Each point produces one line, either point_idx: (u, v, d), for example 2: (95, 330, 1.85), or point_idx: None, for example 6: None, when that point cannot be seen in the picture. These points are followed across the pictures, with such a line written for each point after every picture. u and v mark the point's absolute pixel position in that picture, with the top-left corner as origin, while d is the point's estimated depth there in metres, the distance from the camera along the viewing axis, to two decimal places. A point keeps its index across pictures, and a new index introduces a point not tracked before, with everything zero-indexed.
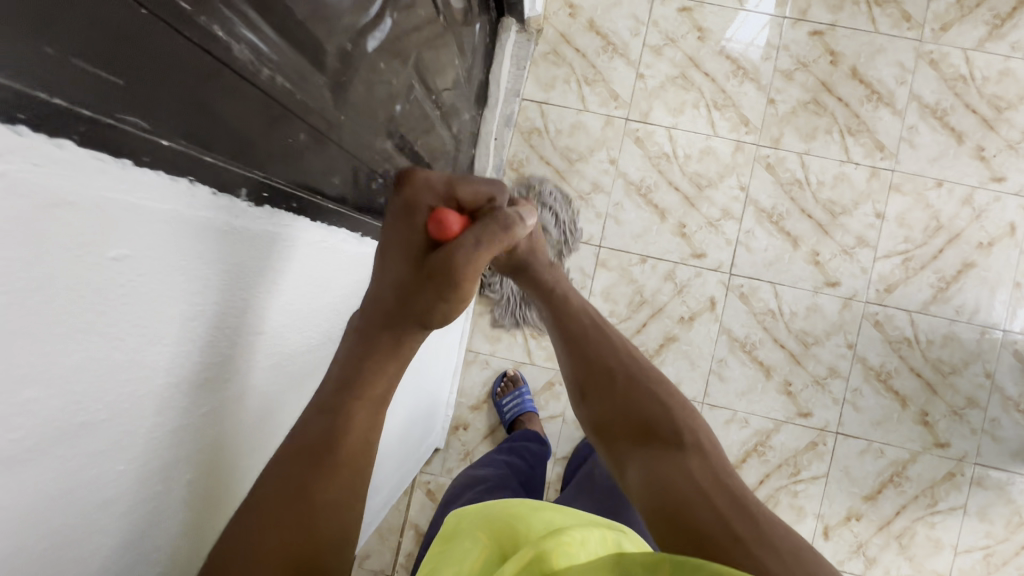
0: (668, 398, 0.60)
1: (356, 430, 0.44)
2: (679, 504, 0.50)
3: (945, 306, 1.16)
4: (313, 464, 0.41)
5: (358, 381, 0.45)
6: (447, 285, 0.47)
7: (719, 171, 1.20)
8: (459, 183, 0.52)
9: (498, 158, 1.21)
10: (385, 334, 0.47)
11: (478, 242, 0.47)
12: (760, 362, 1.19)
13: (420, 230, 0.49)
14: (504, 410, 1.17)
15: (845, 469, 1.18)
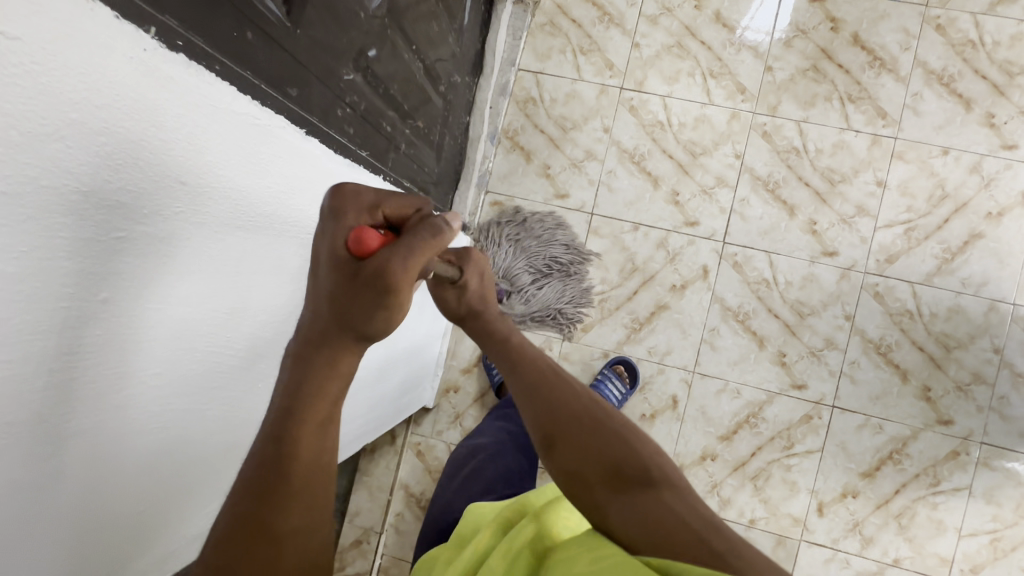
0: (635, 433, 0.60)
1: (306, 456, 0.43)
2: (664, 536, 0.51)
3: (950, 278, 1.12)
4: (269, 502, 0.42)
5: (305, 409, 0.43)
6: (381, 298, 0.43)
7: (714, 139, 1.19)
8: (390, 195, 0.46)
9: (493, 126, 1.23)
10: (322, 356, 0.44)
11: (413, 249, 0.43)
12: (753, 332, 1.17)
13: (340, 242, 0.43)
14: (493, 371, 1.20)
15: (841, 444, 1.14)
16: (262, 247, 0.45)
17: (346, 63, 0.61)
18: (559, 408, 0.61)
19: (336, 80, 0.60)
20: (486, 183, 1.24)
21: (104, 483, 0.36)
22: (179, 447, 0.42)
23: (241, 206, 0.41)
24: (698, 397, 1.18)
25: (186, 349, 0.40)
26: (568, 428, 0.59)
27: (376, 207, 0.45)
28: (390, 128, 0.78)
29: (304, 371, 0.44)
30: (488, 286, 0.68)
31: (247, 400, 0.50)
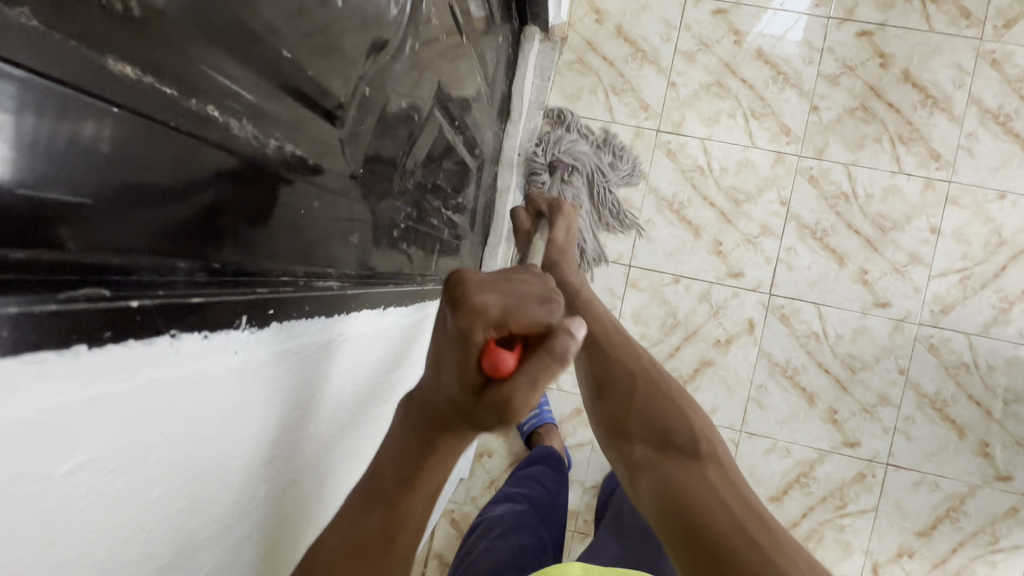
0: (696, 416, 0.61)
1: (409, 525, 0.40)
2: (697, 504, 0.50)
3: (1008, 328, 1.07)
4: (368, 556, 0.38)
5: (419, 481, 0.39)
6: (500, 420, 0.35)
7: (758, 185, 1.12)
8: (518, 310, 0.35)
9: (521, 174, 1.15)
10: (445, 431, 0.38)
11: (535, 385, 0.34)
12: (803, 388, 1.11)
13: (464, 364, 0.35)
14: (522, 421, 1.13)
15: (897, 503, 1.10)
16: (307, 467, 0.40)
17: (397, 171, 0.54)
18: (613, 371, 0.67)
19: (387, 193, 0.52)
20: None
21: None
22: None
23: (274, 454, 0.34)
24: (746, 457, 1.13)
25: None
26: (621, 390, 0.65)
27: (502, 320, 0.35)
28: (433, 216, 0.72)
29: (425, 450, 0.39)
30: (570, 241, 0.89)
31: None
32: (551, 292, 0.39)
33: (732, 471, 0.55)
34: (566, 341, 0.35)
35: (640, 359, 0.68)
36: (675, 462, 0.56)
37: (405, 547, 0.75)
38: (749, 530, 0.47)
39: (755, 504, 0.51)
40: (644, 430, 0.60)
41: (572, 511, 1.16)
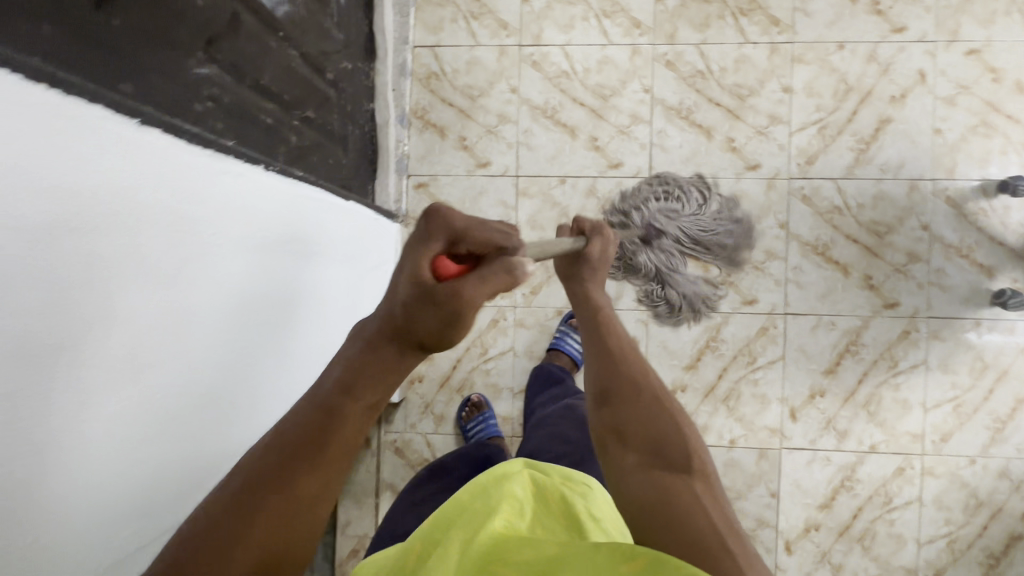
0: (691, 431, 0.60)
1: (351, 428, 0.47)
2: (679, 522, 0.51)
3: (869, 167, 1.15)
4: (304, 459, 0.45)
5: (358, 390, 0.48)
6: (448, 315, 0.46)
7: (621, 78, 1.19)
8: (478, 228, 0.47)
9: (400, 108, 1.20)
10: (391, 348, 0.49)
11: (480, 287, 0.44)
12: (696, 259, 1.18)
13: (421, 263, 0.46)
14: (471, 435, 1.17)
15: (801, 348, 1.16)
16: (206, 265, 0.53)
17: (193, 54, 0.58)
18: (624, 378, 0.63)
19: (184, 73, 0.57)
20: (406, 167, 1.21)
21: (100, 481, 0.46)
22: (168, 440, 0.53)
23: (163, 235, 0.47)
24: (657, 334, 1.19)
25: (146, 369, 0.48)
26: (626, 398, 0.61)
27: (460, 238, 0.47)
28: (270, 120, 0.74)
29: (369, 360, 0.48)
30: (605, 259, 0.73)
31: (212, 407, 0.58)
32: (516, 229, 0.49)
33: (715, 488, 0.56)
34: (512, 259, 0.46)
35: (642, 357, 0.65)
36: (667, 475, 0.55)
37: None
38: (728, 551, 0.49)
39: (731, 522, 0.54)
40: (642, 439, 0.58)
41: (506, 417, 1.21)
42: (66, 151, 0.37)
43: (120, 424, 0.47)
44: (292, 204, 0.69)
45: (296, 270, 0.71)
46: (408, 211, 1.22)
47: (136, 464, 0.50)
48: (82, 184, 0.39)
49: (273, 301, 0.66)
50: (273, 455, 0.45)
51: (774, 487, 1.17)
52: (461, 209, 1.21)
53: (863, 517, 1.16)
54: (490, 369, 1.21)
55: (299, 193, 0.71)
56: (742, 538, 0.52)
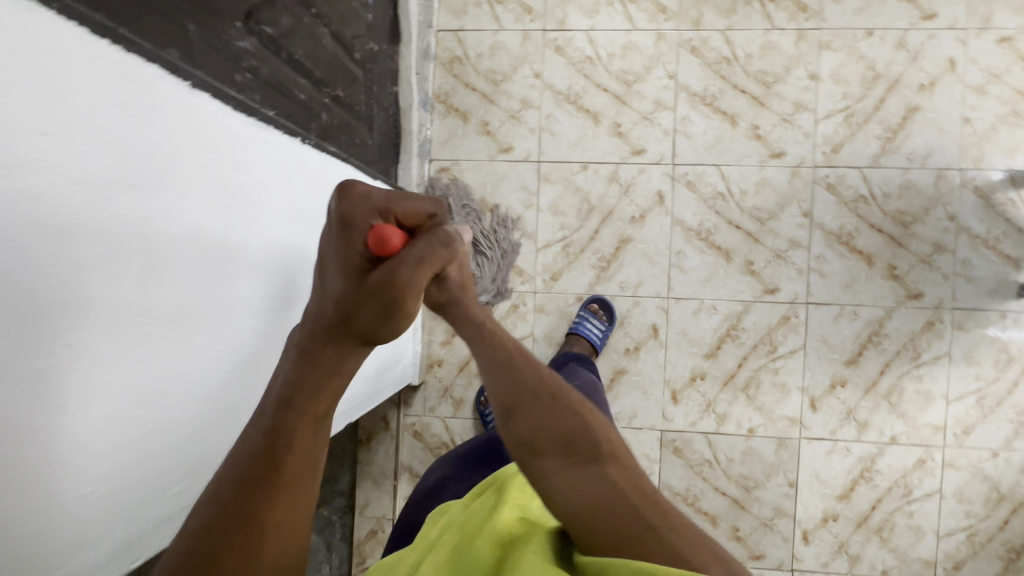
0: (593, 414, 0.56)
1: (304, 448, 0.44)
2: (610, 515, 0.50)
3: (895, 156, 1.14)
4: (267, 490, 0.42)
5: (306, 399, 0.44)
6: (387, 304, 0.45)
7: (645, 64, 1.18)
8: (403, 199, 0.46)
9: (423, 92, 1.20)
10: (328, 349, 0.46)
11: (418, 266, 0.44)
12: (718, 247, 1.17)
13: (352, 245, 0.45)
14: (489, 420, 1.18)
15: (822, 338, 1.16)
16: (245, 232, 0.53)
17: (233, 23, 0.58)
18: (520, 382, 0.54)
19: (225, 45, 0.57)
20: (429, 151, 1.22)
21: (165, 450, 0.46)
22: (223, 411, 0.52)
23: (210, 199, 0.47)
24: (677, 322, 1.18)
25: (197, 333, 0.48)
26: (530, 402, 0.53)
27: (386, 212, 0.45)
28: (304, 95, 0.75)
29: (311, 366, 0.45)
30: None
31: (246, 393, 0.56)
32: (435, 197, 0.48)
33: (630, 465, 0.55)
34: (446, 233, 0.46)
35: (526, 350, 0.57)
36: (586, 468, 0.52)
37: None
38: (654, 529, 0.50)
39: (649, 490, 0.54)
40: (553, 441, 0.52)
41: None
42: (125, 104, 0.38)
43: (178, 389, 0.46)
44: (324, 181, 0.69)
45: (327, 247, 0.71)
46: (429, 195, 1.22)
47: (196, 433, 0.49)
48: (138, 138, 0.39)
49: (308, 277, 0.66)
50: (228, 489, 0.42)
51: (792, 477, 1.17)
52: (482, 193, 1.21)
53: (882, 508, 1.16)
54: None
55: (331, 168, 0.71)
56: (664, 504, 0.53)
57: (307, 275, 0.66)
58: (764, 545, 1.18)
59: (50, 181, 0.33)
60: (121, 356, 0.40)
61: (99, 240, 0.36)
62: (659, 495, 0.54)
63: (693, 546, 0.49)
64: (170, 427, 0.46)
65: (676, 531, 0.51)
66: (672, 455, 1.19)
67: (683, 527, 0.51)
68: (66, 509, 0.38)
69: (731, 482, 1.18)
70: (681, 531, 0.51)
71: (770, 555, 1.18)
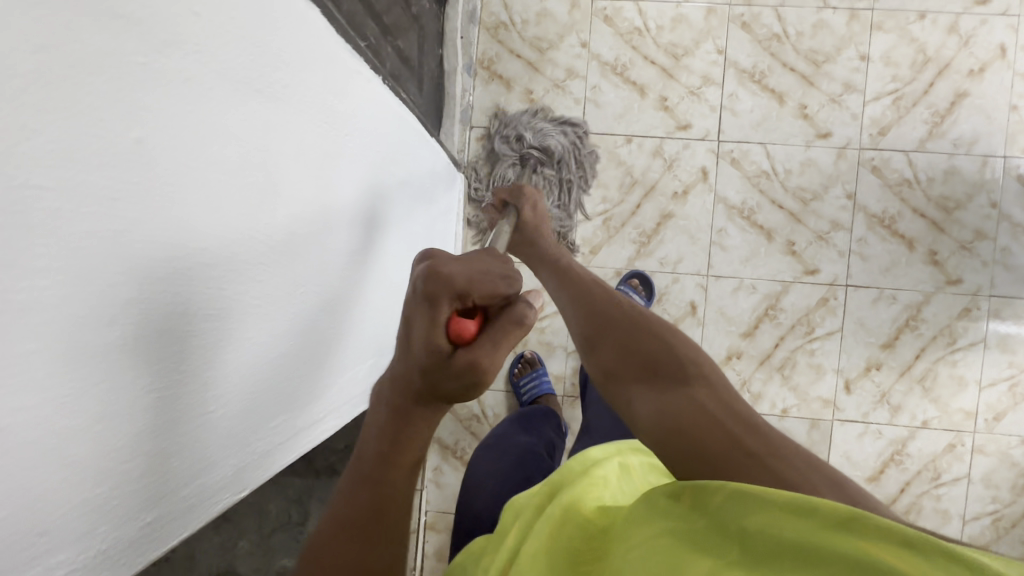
0: (673, 339, 0.63)
1: (403, 492, 0.47)
2: (697, 436, 0.53)
3: (941, 141, 1.14)
4: (371, 538, 0.45)
5: (403, 451, 0.46)
6: (469, 380, 0.43)
7: (694, 38, 1.17)
8: (479, 283, 0.43)
9: (467, 56, 1.18)
10: (419, 410, 0.46)
11: (498, 345, 0.43)
12: (760, 226, 1.17)
13: (432, 331, 0.42)
14: (523, 391, 1.17)
15: (859, 321, 1.16)
16: (343, 166, 0.51)
17: None
18: (597, 316, 0.67)
19: None
20: (470, 118, 1.20)
21: (265, 381, 0.45)
22: (309, 351, 0.51)
23: (319, 123, 0.45)
24: (715, 300, 1.18)
25: (300, 260, 0.46)
26: (606, 335, 0.65)
27: (465, 294, 0.43)
28: (373, 38, 0.72)
29: (403, 422, 0.46)
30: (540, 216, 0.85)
31: (326, 342, 0.55)
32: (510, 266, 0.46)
33: (717, 382, 0.60)
34: (518, 311, 0.44)
35: (606, 292, 0.70)
36: (669, 391, 0.58)
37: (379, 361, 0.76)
38: (756, 454, 0.50)
39: (745, 416, 0.55)
40: (632, 367, 0.62)
41: (558, 376, 1.21)
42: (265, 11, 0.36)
43: (281, 321, 0.45)
44: (400, 126, 0.68)
45: (397, 196, 0.70)
46: (470, 163, 1.21)
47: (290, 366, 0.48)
48: (268, 41, 0.36)
49: (382, 224, 0.65)
50: (337, 545, 0.45)
51: (823, 458, 1.18)
52: (524, 164, 1.20)
53: (911, 491, 1.17)
54: (546, 327, 1.21)
55: (404, 114, 0.70)
56: (765, 428, 0.54)
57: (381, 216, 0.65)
58: None
59: (202, 70, 0.30)
60: (241, 279, 0.38)
61: (236, 144, 0.35)
62: (758, 420, 0.55)
63: (793, 470, 0.49)
64: (273, 354, 0.45)
65: (779, 442, 0.52)
66: None
67: (785, 439, 0.53)
68: (193, 426, 0.37)
69: None
70: (782, 453, 0.51)
71: None
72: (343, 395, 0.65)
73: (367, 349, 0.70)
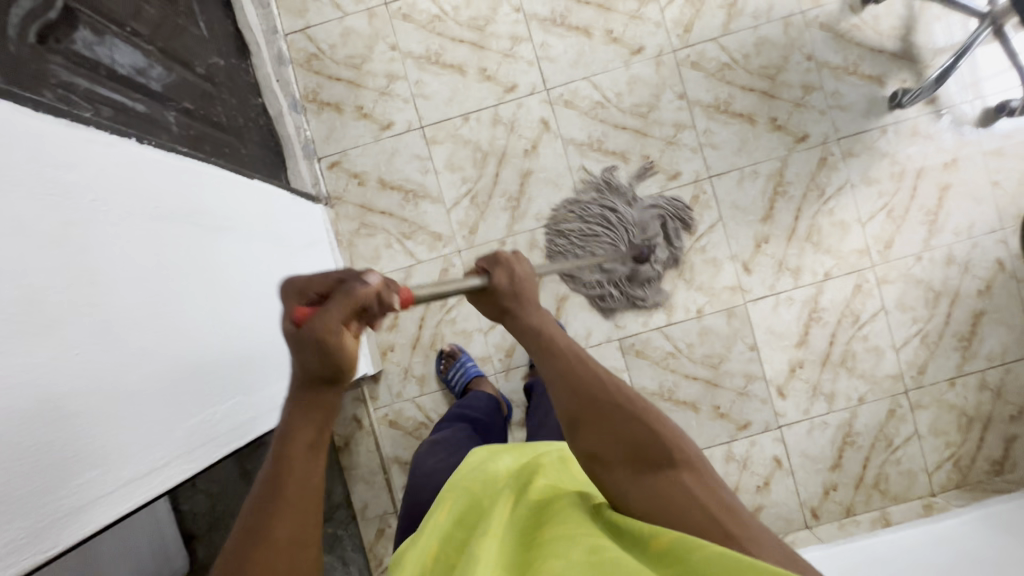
0: (664, 422, 0.54)
1: (303, 469, 0.47)
2: (678, 521, 0.47)
3: (742, 19, 1.20)
4: (266, 512, 0.45)
5: (295, 430, 0.49)
6: (323, 355, 0.48)
7: (491, 6, 1.21)
8: (313, 280, 0.53)
9: (290, 96, 1.22)
10: (311, 395, 0.50)
11: (324, 318, 0.48)
12: (614, 152, 1.21)
13: (285, 322, 0.51)
14: (453, 383, 1.18)
15: (734, 205, 1.21)
16: (95, 229, 0.53)
17: (32, 46, 0.61)
18: (579, 391, 0.56)
19: (21, 61, 0.59)
20: (315, 151, 1.23)
21: (76, 444, 0.47)
22: (132, 406, 0.54)
23: (33, 199, 0.47)
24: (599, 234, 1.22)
25: (68, 325, 0.48)
26: (588, 411, 0.54)
27: (306, 290, 0.53)
28: (143, 109, 0.78)
29: (295, 407, 0.49)
30: (523, 283, 0.66)
31: (154, 391, 0.57)
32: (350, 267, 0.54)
33: (705, 467, 0.52)
34: (344, 294, 0.49)
35: (598, 371, 0.57)
36: (654, 478, 0.50)
37: (265, 392, 0.79)
38: (733, 537, 0.46)
39: (728, 502, 0.49)
40: (620, 451, 0.52)
41: (484, 358, 1.23)
42: None
43: (70, 385, 0.47)
44: (180, 177, 0.71)
45: (206, 239, 0.72)
46: (330, 192, 1.23)
47: (102, 423, 0.50)
48: None
49: (192, 269, 0.67)
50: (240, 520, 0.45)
51: (750, 340, 1.22)
52: (380, 175, 1.23)
53: (839, 341, 1.21)
54: (456, 317, 1.24)
55: (185, 165, 0.73)
56: (749, 519, 0.48)
57: (188, 256, 0.67)
58: (747, 413, 1.22)
59: None
60: None
61: None
62: (746, 512, 0.49)
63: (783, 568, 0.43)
64: (71, 415, 0.47)
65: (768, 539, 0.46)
66: (637, 359, 1.22)
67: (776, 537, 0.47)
68: None
69: (697, 365, 1.22)
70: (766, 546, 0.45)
71: (755, 421, 1.22)
72: (218, 435, 0.67)
73: (238, 386, 0.72)
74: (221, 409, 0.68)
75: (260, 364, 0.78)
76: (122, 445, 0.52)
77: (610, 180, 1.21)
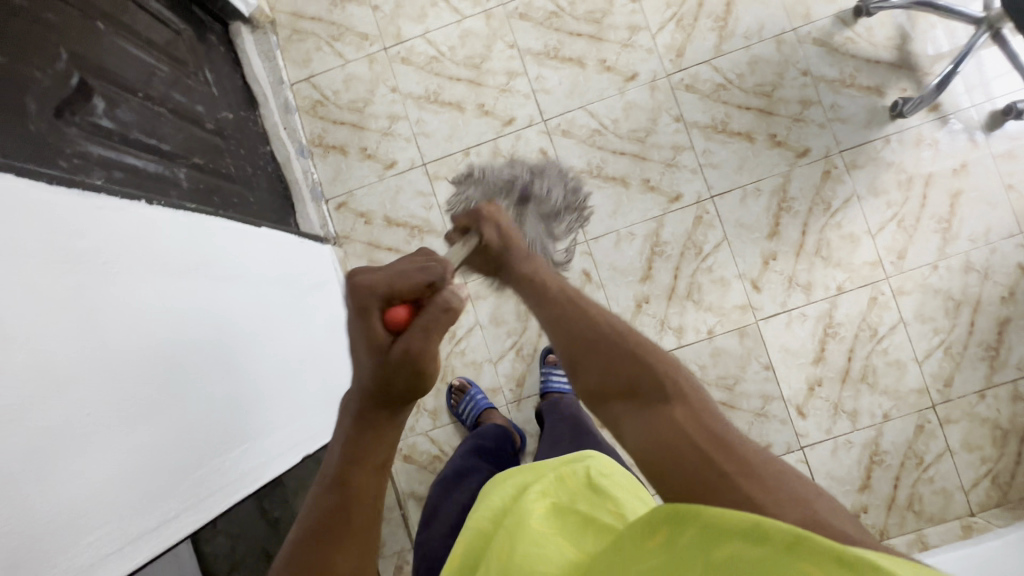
0: (654, 354, 0.56)
1: (369, 496, 0.48)
2: (667, 454, 0.48)
3: (734, 40, 1.21)
4: (325, 543, 0.45)
5: (366, 453, 0.49)
6: (414, 372, 0.49)
7: (485, 45, 1.25)
8: (400, 278, 0.50)
9: (297, 142, 1.26)
10: (382, 414, 0.50)
11: (428, 330, 0.48)
12: (614, 177, 1.22)
13: (371, 326, 0.49)
14: (464, 417, 1.17)
15: (738, 223, 1.20)
16: (104, 288, 0.56)
17: (52, 122, 0.65)
18: (575, 332, 0.59)
19: (40, 135, 0.62)
20: (322, 193, 1.27)
21: (84, 500, 0.48)
22: (141, 456, 0.55)
23: (44, 266, 0.49)
24: (604, 260, 1.22)
25: (79, 383, 0.50)
26: (583, 348, 0.58)
27: (388, 293, 0.50)
28: (155, 168, 0.82)
29: (364, 427, 0.50)
30: (512, 240, 0.72)
31: (163, 440, 0.58)
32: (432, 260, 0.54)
33: (701, 405, 0.52)
34: (436, 310, 0.48)
35: (592, 314, 0.60)
36: (645, 411, 0.52)
37: (272, 436, 0.80)
38: (721, 467, 0.46)
39: (722, 434, 0.49)
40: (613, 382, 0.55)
41: (495, 388, 1.23)
42: None
43: (79, 442, 0.49)
44: (187, 231, 0.74)
45: (214, 290, 0.74)
46: (337, 232, 1.27)
47: (110, 476, 0.51)
48: None
49: (201, 319, 0.69)
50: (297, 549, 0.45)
51: (765, 360, 1.19)
52: (385, 213, 1.26)
53: (857, 356, 1.18)
54: (465, 348, 1.24)
55: (193, 221, 0.76)
56: (740, 446, 0.48)
57: (196, 306, 0.69)
58: (767, 435, 1.19)
59: None
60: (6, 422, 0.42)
61: None
62: (736, 438, 0.49)
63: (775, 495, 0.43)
64: (80, 473, 0.48)
65: (763, 466, 0.46)
66: None
67: (771, 462, 0.47)
68: None
69: (712, 387, 1.20)
70: (756, 472, 0.45)
71: (776, 442, 1.19)
72: (224, 482, 0.68)
73: (246, 429, 0.74)
74: (230, 455, 0.69)
75: (269, 408, 0.80)
76: (128, 499, 0.53)
77: (612, 205, 1.22)
